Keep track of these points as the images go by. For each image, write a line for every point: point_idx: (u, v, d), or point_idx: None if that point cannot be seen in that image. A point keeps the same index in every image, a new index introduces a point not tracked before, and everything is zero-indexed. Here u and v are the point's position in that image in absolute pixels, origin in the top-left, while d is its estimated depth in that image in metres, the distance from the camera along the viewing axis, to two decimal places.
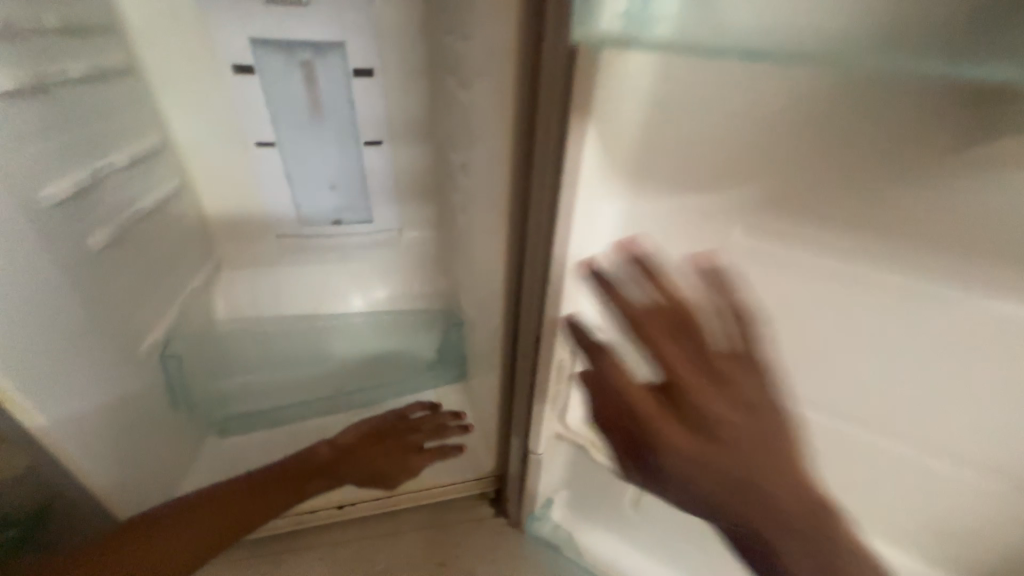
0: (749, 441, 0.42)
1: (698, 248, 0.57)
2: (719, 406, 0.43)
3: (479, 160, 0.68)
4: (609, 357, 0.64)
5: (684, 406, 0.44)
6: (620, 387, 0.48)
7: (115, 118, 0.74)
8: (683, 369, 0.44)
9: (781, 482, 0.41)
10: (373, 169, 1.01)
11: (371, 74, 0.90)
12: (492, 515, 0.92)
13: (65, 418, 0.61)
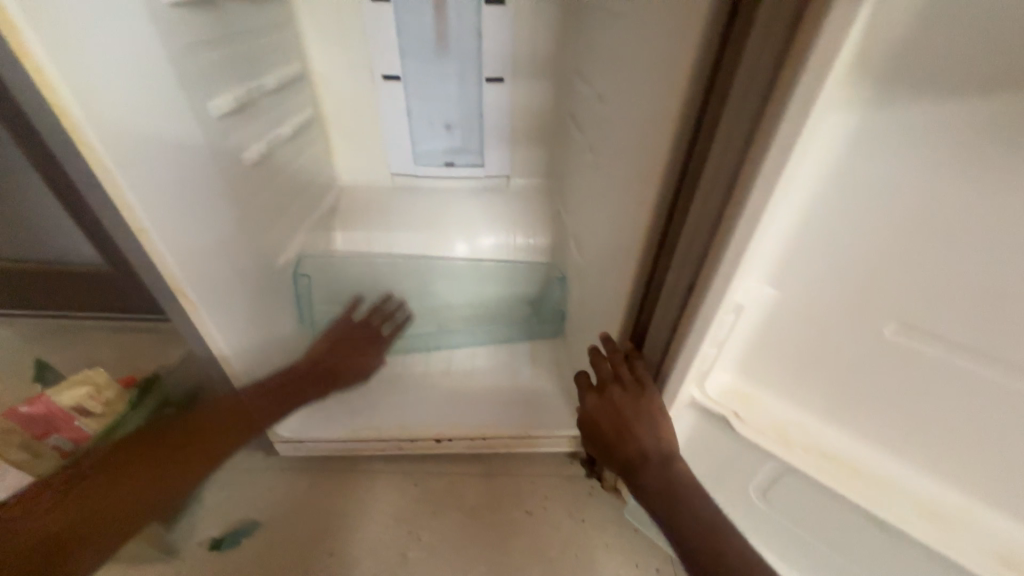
0: (617, 423, 0.58)
1: (960, 202, 0.34)
2: (628, 417, 0.56)
3: (621, 88, 0.61)
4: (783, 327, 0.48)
5: (625, 414, 0.57)
6: (616, 421, 0.58)
7: (266, 40, 0.76)
8: (628, 407, 0.57)
9: (647, 429, 0.55)
10: (491, 109, 0.98)
11: (502, 3, 0.85)
12: (585, 476, 0.90)
13: (226, 320, 0.67)
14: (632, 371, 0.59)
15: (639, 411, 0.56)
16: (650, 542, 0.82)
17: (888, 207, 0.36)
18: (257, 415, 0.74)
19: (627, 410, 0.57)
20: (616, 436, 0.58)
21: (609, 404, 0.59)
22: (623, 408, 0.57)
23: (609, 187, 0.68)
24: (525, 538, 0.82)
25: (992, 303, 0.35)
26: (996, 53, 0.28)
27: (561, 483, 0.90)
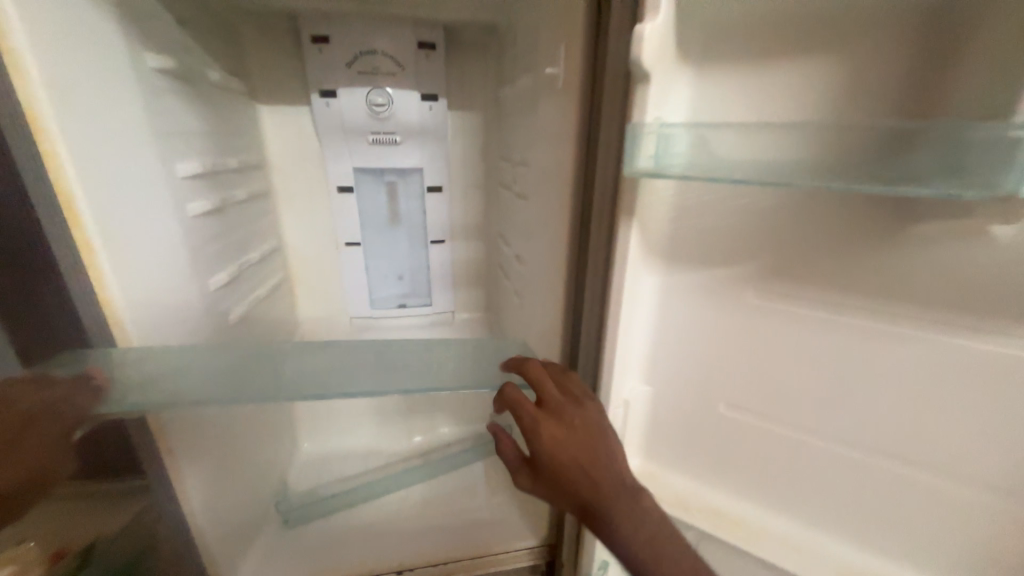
0: (579, 454, 0.56)
1: (730, 325, 0.56)
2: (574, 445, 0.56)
3: (533, 255, 0.86)
4: (661, 418, 0.65)
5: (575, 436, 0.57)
6: (582, 455, 0.56)
7: (253, 226, 0.96)
8: (594, 439, 0.56)
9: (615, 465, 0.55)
10: (436, 262, 1.21)
11: (440, 190, 1.13)
12: None
13: (198, 472, 0.71)
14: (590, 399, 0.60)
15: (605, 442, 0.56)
16: None
17: (692, 332, 0.59)
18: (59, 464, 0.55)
19: (592, 438, 0.56)
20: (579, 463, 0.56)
21: (569, 432, 0.57)
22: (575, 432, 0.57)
23: (533, 323, 0.90)
24: None
25: (772, 389, 0.56)
26: (710, 251, 0.54)
27: None
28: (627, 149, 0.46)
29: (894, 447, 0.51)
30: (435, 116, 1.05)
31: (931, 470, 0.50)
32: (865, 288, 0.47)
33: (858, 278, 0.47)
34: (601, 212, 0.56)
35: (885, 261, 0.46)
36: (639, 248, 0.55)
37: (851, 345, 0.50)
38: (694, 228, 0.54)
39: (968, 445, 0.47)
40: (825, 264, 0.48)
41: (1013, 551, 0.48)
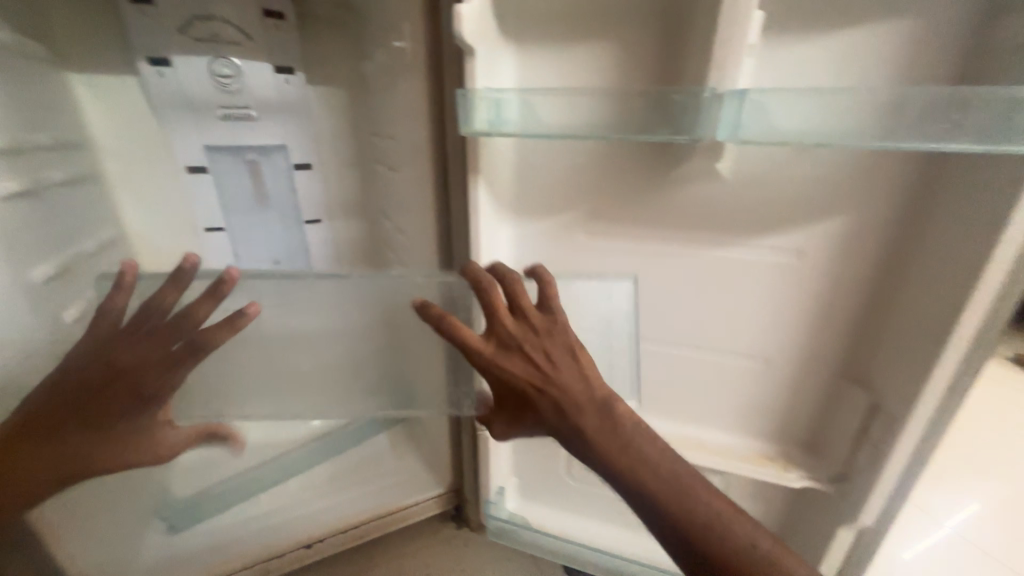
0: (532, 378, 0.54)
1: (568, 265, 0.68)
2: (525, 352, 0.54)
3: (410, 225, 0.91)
4: None
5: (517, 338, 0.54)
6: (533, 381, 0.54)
7: (82, 213, 0.85)
8: (534, 358, 0.54)
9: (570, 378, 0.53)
10: (315, 242, 1.18)
11: (310, 168, 1.10)
12: (457, 528, 1.03)
13: None
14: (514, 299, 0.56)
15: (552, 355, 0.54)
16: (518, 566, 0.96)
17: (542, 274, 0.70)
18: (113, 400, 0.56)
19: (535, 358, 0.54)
20: (532, 390, 0.54)
21: (511, 362, 0.54)
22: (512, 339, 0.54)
23: None
24: None
25: None
26: (545, 203, 0.65)
27: (437, 547, 0.99)
28: (466, 114, 0.53)
29: (693, 340, 0.69)
30: (293, 90, 1.01)
31: (718, 352, 0.68)
32: (651, 224, 0.63)
33: (645, 217, 0.63)
34: (456, 174, 0.63)
35: (661, 203, 0.61)
36: (488, 203, 0.64)
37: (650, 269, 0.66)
38: (532, 185, 0.65)
39: (737, 329, 0.66)
40: (630, 206, 0.63)
41: (757, 399, 0.68)
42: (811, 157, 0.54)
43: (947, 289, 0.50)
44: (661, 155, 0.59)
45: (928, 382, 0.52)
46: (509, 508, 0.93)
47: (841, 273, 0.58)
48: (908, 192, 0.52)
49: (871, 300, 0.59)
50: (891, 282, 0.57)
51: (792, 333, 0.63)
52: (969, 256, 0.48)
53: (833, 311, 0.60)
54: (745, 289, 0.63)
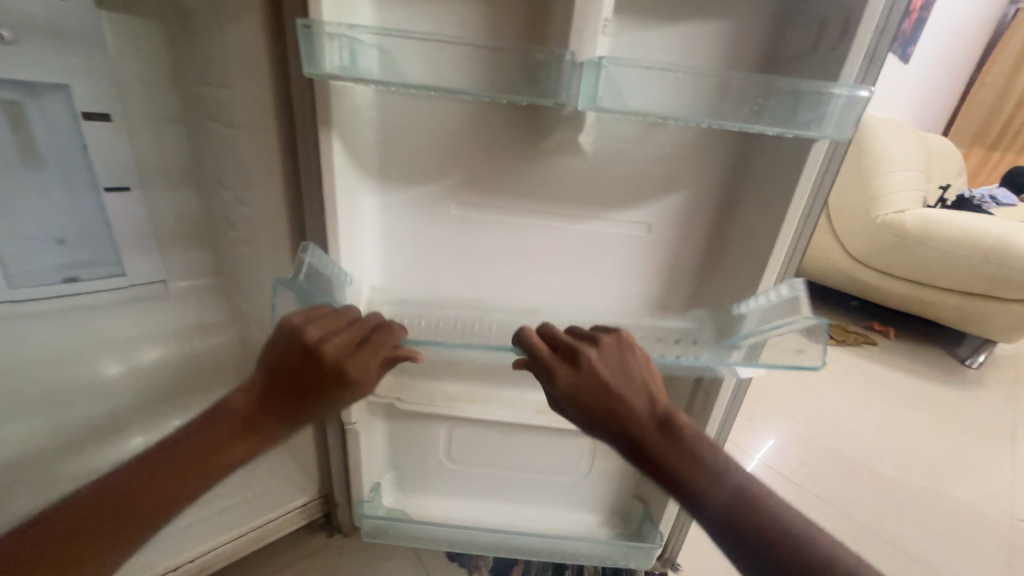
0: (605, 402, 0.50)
1: (441, 231, 0.66)
2: (629, 395, 0.50)
3: (250, 193, 0.77)
4: None
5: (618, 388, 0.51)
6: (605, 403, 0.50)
7: None
8: (611, 380, 0.51)
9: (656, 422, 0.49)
10: (120, 217, 0.86)
11: (109, 120, 0.79)
12: (327, 537, 0.93)
13: None
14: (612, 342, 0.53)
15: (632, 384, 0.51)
16: (400, 562, 0.90)
17: (416, 244, 0.67)
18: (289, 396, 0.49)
19: (612, 381, 0.51)
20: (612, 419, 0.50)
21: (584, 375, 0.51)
22: (615, 388, 0.50)
23: (264, 269, 0.82)
24: None
25: (475, 278, 0.70)
26: (410, 168, 0.62)
27: (305, 562, 0.88)
28: (313, 52, 0.45)
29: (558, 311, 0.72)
30: (72, 12, 0.71)
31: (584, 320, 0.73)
32: (518, 194, 0.64)
33: (511, 186, 0.63)
34: (302, 127, 0.54)
35: (522, 175, 0.63)
36: (344, 165, 0.57)
37: (521, 238, 0.67)
38: (396, 150, 0.61)
39: (597, 297, 0.71)
40: (500, 177, 0.63)
41: None
42: (653, 138, 0.60)
43: (754, 254, 0.61)
44: (522, 127, 0.60)
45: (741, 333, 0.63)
46: (386, 504, 0.87)
47: (675, 242, 0.67)
48: (725, 173, 0.63)
49: (701, 268, 0.69)
50: (715, 251, 0.67)
51: (641, 298, 0.71)
52: (767, 226, 0.58)
53: (674, 277, 0.69)
54: (606, 260, 0.69)
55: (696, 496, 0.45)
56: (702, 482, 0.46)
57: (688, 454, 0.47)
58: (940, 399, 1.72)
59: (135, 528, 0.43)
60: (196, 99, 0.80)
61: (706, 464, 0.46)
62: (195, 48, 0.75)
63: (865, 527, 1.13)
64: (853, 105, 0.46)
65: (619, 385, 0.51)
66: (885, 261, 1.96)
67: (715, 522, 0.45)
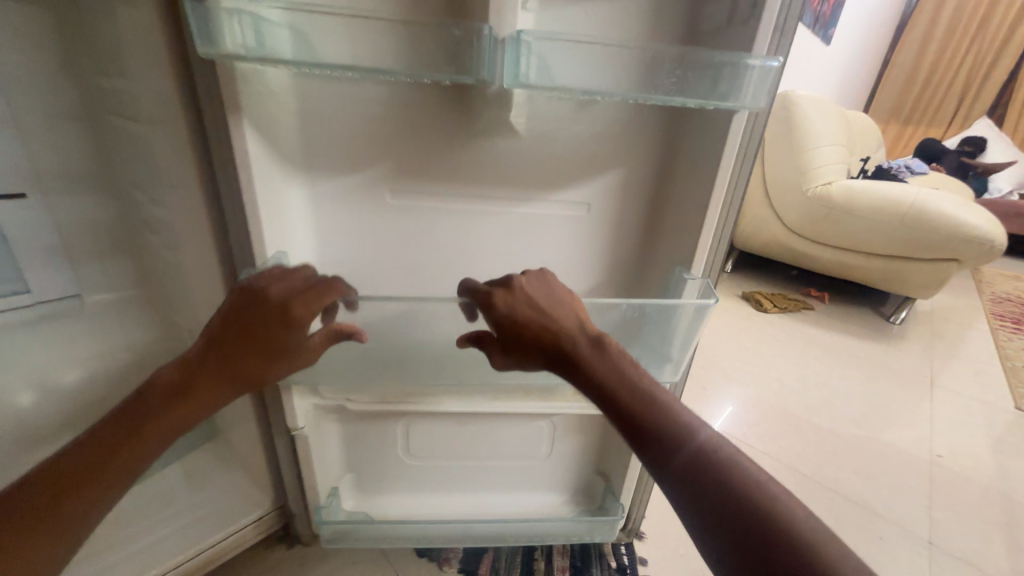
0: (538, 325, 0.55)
1: (378, 222, 0.64)
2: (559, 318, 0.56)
3: (165, 193, 0.70)
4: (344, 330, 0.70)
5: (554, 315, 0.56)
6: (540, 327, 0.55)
7: None
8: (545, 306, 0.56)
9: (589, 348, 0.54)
10: (16, 227, 0.76)
11: None
12: (287, 549, 0.89)
13: None
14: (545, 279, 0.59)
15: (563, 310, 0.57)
16: (366, 565, 0.88)
17: (353, 236, 0.64)
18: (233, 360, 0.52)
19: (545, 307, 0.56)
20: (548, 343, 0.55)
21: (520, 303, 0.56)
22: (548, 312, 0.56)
23: (190, 274, 0.76)
24: None
25: (420, 268, 0.68)
26: (340, 157, 0.59)
27: None
28: (214, 29, 0.41)
29: None
30: None
31: None
32: (457, 179, 0.62)
33: (449, 171, 0.62)
34: (212, 116, 0.50)
35: (459, 159, 0.61)
36: (264, 156, 0.53)
37: (464, 224, 0.66)
38: (323, 137, 0.58)
39: None
40: (437, 162, 0.61)
41: None
42: (586, 117, 0.60)
43: (690, 229, 0.63)
44: (454, 109, 0.58)
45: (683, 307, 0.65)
46: (347, 508, 0.85)
47: (617, 220, 0.68)
48: (659, 151, 0.64)
49: (644, 247, 0.71)
50: (655, 228, 0.69)
51: (589, 277, 0.72)
52: (699, 201, 0.60)
53: (619, 255, 0.70)
54: (551, 243, 0.69)
55: (655, 441, 0.48)
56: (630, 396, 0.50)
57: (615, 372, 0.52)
58: (870, 354, 1.88)
59: (75, 505, 0.43)
60: (95, 91, 0.72)
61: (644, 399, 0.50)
62: (87, 34, 0.67)
63: (809, 478, 1.22)
64: (768, 74, 0.48)
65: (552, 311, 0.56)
66: (818, 231, 2.09)
67: (663, 466, 0.47)
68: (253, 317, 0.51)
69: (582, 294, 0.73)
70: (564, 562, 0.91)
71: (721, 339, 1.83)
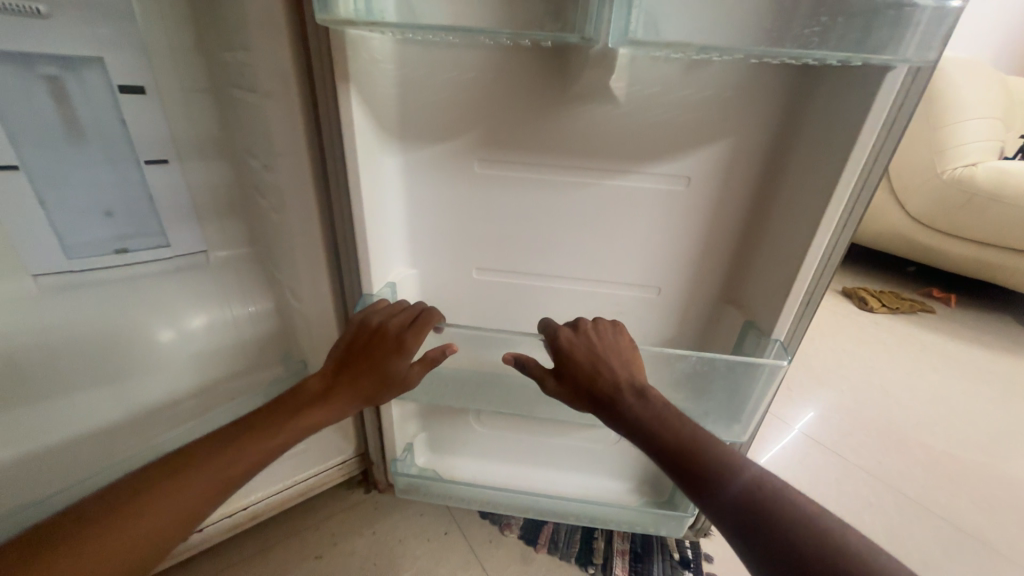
0: (597, 368, 0.59)
1: (466, 192, 0.64)
2: (617, 363, 0.59)
3: (275, 161, 0.77)
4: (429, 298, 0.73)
5: (606, 355, 0.60)
6: (596, 367, 0.59)
7: None
8: (603, 348, 0.60)
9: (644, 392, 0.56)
10: (160, 189, 0.89)
11: (142, 92, 0.81)
12: (365, 493, 0.98)
13: None
14: (608, 328, 0.63)
15: (623, 354, 0.60)
16: (432, 518, 0.94)
17: (442, 205, 0.66)
18: (353, 374, 0.61)
19: (603, 349, 0.60)
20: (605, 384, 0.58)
21: (583, 346, 0.60)
22: (608, 356, 0.60)
23: (292, 237, 0.82)
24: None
25: (504, 241, 0.68)
26: (434, 125, 0.60)
27: (343, 515, 0.93)
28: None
29: (586, 274, 0.70)
30: None
31: (616, 284, 0.70)
32: (547, 150, 0.61)
33: (539, 141, 0.60)
34: (323, 84, 0.53)
35: (549, 129, 0.59)
36: (366, 123, 0.55)
37: (550, 197, 0.64)
38: (419, 105, 0.59)
39: (628, 259, 0.68)
40: (527, 131, 0.59)
41: (653, 324, 0.73)
42: (692, 82, 0.55)
43: (808, 208, 0.56)
44: (548, 75, 0.56)
45: (788, 293, 0.59)
46: (419, 463, 0.90)
47: (717, 197, 0.62)
48: (775, 118, 0.57)
49: (746, 227, 0.64)
50: (760, 207, 0.63)
51: (678, 258, 0.67)
52: (823, 176, 0.53)
53: (714, 236, 0.65)
54: (639, 218, 0.65)
55: (705, 479, 0.48)
56: (685, 441, 0.51)
57: (670, 416, 0.54)
58: (1009, 371, 1.58)
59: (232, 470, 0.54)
60: (221, 67, 0.80)
61: (698, 438, 0.51)
62: (215, 12, 0.74)
63: (914, 502, 1.07)
64: (941, 19, 0.39)
65: (610, 355, 0.60)
66: (950, 222, 1.78)
67: (721, 508, 0.46)
68: (372, 342, 0.61)
69: (669, 275, 0.69)
70: (624, 546, 0.90)
71: (815, 337, 1.65)
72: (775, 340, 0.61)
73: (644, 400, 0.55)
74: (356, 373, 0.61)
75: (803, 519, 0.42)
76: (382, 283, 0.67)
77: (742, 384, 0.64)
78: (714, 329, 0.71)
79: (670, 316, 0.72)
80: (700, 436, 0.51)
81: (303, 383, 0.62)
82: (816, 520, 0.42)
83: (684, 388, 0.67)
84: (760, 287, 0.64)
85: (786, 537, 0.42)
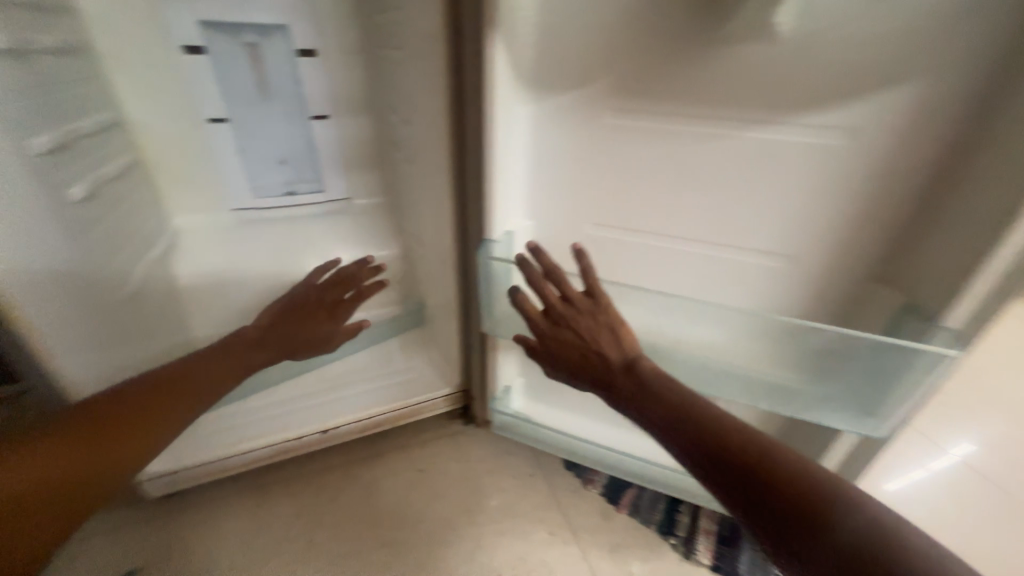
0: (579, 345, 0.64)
1: (593, 144, 0.64)
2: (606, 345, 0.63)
3: (413, 115, 0.84)
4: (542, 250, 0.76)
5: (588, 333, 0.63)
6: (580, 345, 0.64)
7: (82, 87, 0.81)
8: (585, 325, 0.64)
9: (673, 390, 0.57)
10: (321, 140, 1.04)
11: (313, 54, 0.94)
12: (464, 425, 1.08)
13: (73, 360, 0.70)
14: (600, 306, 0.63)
15: (601, 330, 0.63)
16: (522, 460, 1.01)
17: (565, 157, 0.67)
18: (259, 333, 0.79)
19: (582, 324, 0.64)
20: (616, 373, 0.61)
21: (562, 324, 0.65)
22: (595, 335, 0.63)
23: (423, 187, 0.91)
24: (417, 489, 0.94)
25: (625, 195, 0.67)
26: (568, 73, 0.60)
27: (445, 440, 1.04)
28: None
29: (711, 236, 0.66)
30: None
31: (746, 251, 0.65)
32: (686, 98, 0.58)
33: (678, 88, 0.57)
34: (469, 34, 0.56)
35: (691, 75, 0.56)
36: (505, 72, 0.58)
37: (681, 151, 0.61)
38: (555, 54, 0.59)
39: (764, 223, 0.62)
40: (665, 77, 0.57)
41: (782, 296, 0.67)
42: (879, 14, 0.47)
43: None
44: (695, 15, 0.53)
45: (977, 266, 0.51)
46: (515, 407, 0.96)
47: (889, 154, 0.53)
48: (997, 56, 0.46)
49: (925, 193, 0.54)
50: (949, 170, 0.52)
51: (827, 224, 0.60)
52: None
53: (877, 201, 0.56)
54: (783, 179, 0.59)
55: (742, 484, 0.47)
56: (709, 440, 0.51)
57: (696, 417, 0.54)
58: None
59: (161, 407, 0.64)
60: (375, 28, 0.89)
61: (726, 437, 0.51)
62: None
63: None
64: None
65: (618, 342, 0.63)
66: None
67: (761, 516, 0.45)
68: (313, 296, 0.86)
69: (810, 242, 0.62)
70: (711, 525, 0.88)
71: None
72: (946, 326, 0.54)
73: (675, 398, 0.56)
74: (286, 320, 0.82)
75: (863, 539, 0.40)
76: (501, 230, 0.71)
77: (892, 372, 0.55)
78: (857, 309, 0.63)
79: (804, 290, 0.65)
80: (728, 437, 0.51)
81: (241, 331, 0.78)
82: (823, 486, 0.45)
83: (809, 367, 0.62)
84: (933, 263, 0.55)
85: (790, 495, 0.44)
